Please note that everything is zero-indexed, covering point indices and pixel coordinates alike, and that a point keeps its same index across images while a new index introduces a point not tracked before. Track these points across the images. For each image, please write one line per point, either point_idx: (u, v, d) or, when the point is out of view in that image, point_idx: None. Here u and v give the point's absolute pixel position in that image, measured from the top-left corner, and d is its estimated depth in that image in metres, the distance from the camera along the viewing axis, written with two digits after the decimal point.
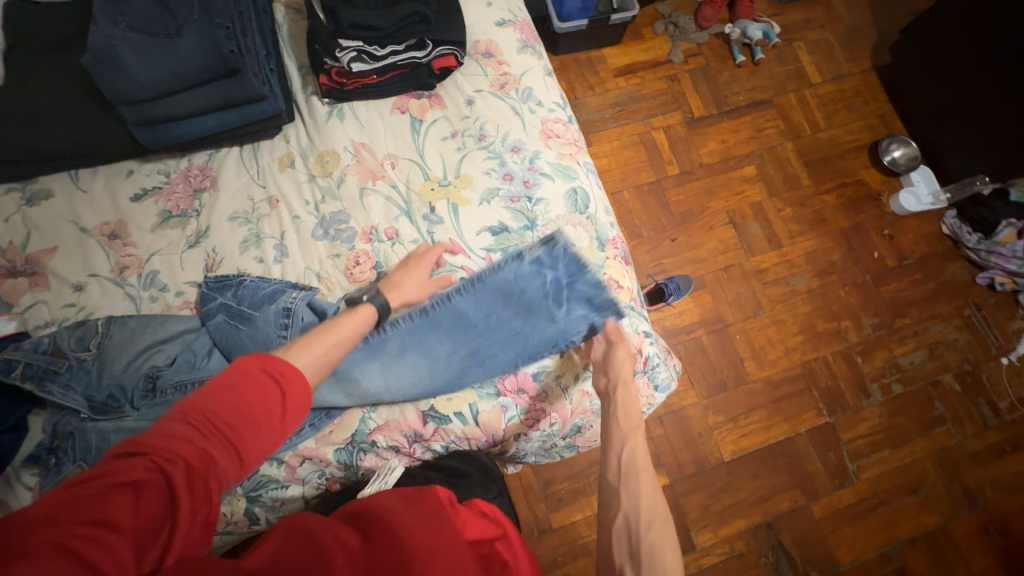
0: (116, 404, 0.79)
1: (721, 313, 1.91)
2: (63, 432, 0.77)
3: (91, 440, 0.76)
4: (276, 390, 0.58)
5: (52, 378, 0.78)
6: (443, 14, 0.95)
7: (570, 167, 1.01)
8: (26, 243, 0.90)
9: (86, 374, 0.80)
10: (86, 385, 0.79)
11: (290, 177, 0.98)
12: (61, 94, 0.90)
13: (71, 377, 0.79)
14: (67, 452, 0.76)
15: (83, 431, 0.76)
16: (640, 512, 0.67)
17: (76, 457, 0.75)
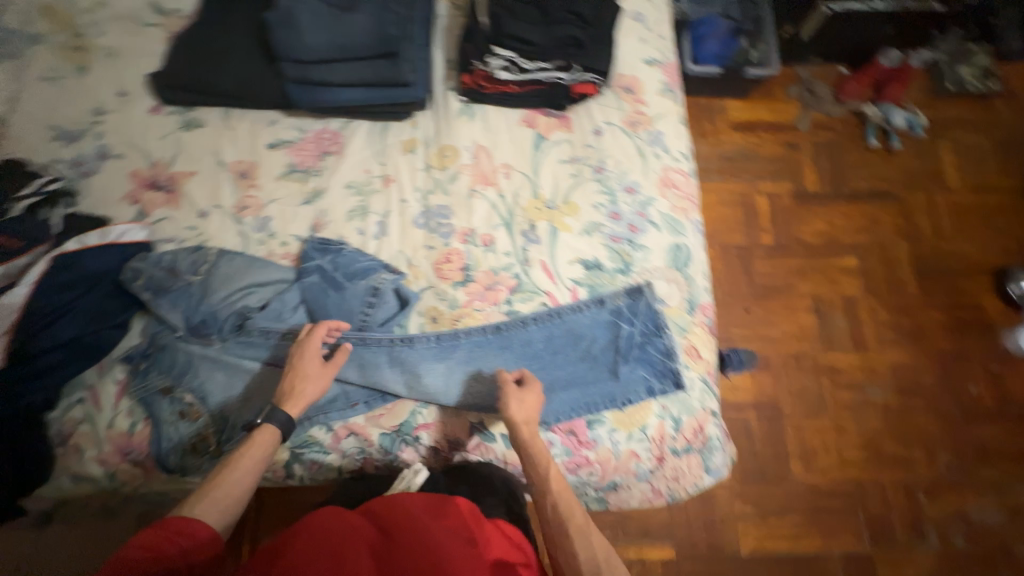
0: (208, 331, 0.86)
1: (779, 401, 1.78)
2: (158, 344, 0.85)
3: (182, 359, 0.84)
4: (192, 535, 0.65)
5: (161, 293, 0.85)
6: (598, 44, 0.96)
7: (680, 221, 0.97)
8: (172, 162, 0.99)
9: (190, 297, 0.86)
10: (187, 307, 0.86)
11: (408, 161, 1.02)
12: (240, 39, 0.99)
13: (175, 296, 0.85)
14: (157, 363, 0.84)
15: (177, 349, 0.84)
16: (579, 564, 0.70)
17: (166, 371, 0.83)
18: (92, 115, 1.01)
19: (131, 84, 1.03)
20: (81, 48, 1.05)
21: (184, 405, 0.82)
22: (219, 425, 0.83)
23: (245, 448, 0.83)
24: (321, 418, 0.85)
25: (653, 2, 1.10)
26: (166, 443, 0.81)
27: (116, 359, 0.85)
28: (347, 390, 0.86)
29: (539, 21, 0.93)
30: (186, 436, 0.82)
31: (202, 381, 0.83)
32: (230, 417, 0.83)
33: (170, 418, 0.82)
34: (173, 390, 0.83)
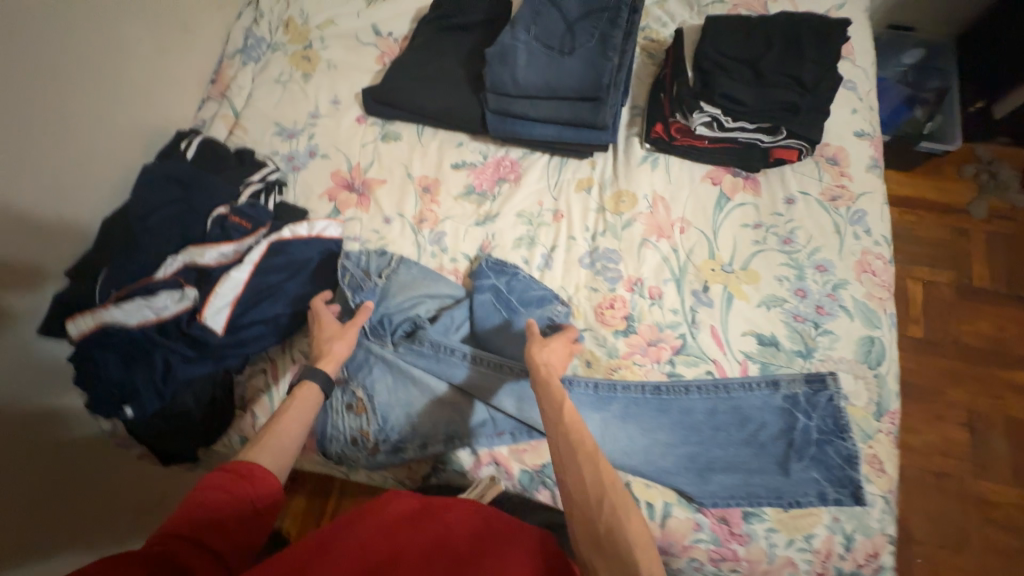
0: (383, 332, 0.90)
1: (909, 521, 1.54)
2: None
3: (359, 356, 0.90)
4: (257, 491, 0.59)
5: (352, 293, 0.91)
6: (812, 111, 0.90)
7: (875, 312, 0.88)
8: (368, 169, 1.08)
9: (373, 297, 0.92)
10: (370, 306, 0.91)
11: (581, 199, 1.02)
12: (449, 67, 1.07)
13: (363, 295, 0.91)
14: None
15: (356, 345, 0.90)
16: (585, 490, 0.59)
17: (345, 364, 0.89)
18: (309, 118, 1.13)
19: (343, 95, 1.15)
20: (307, 58, 1.19)
21: (353, 399, 0.88)
22: (379, 425, 0.87)
23: (399, 451, 0.86)
24: (470, 441, 0.86)
25: (866, 72, 1.03)
26: (331, 428, 0.88)
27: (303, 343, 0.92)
28: (496, 417, 0.86)
29: (751, 81, 0.90)
30: (350, 429, 0.88)
31: (371, 380, 0.88)
32: (390, 420, 0.87)
33: (339, 407, 0.88)
34: (347, 383, 0.89)
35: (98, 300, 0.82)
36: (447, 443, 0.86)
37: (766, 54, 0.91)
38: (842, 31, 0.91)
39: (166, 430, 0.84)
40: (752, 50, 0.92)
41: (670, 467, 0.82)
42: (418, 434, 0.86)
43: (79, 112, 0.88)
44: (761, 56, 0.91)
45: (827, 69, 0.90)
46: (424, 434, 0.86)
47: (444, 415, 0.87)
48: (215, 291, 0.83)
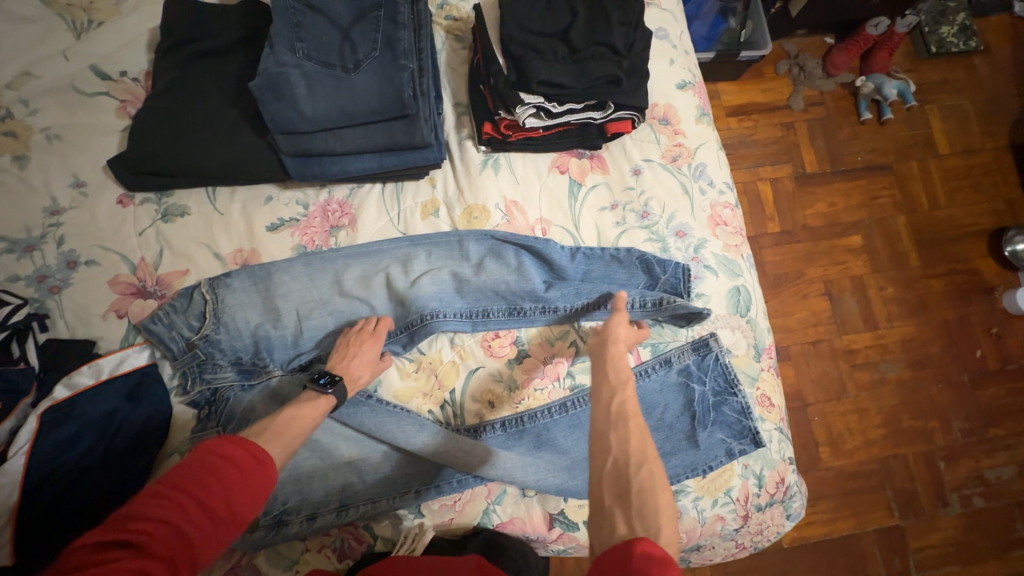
0: (262, 367, 0.81)
1: (803, 392, 1.79)
2: (216, 393, 0.79)
3: (238, 412, 0.78)
4: (258, 485, 0.57)
5: (205, 367, 0.80)
6: (634, 76, 0.85)
7: (735, 261, 0.92)
8: (158, 262, 0.85)
9: (237, 340, 0.82)
10: (238, 348, 0.82)
11: (431, 226, 0.91)
12: (215, 108, 0.84)
13: (216, 356, 0.80)
14: (216, 412, 0.78)
15: (234, 401, 0.78)
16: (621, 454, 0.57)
17: (224, 424, 0.77)
18: (46, 217, 0.84)
19: (87, 172, 0.87)
20: (11, 133, 0.86)
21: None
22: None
23: (280, 530, 0.74)
24: (365, 511, 0.77)
25: (673, 14, 1.00)
26: None
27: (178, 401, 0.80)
28: (399, 473, 0.80)
29: (567, 59, 0.81)
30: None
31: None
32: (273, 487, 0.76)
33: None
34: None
35: None
36: (338, 513, 0.76)
37: (573, 23, 0.82)
38: None
39: None
40: (557, 21, 0.82)
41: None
42: (307, 501, 0.76)
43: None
44: (569, 27, 0.82)
45: (635, 28, 0.85)
46: (314, 502, 0.76)
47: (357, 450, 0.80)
48: None
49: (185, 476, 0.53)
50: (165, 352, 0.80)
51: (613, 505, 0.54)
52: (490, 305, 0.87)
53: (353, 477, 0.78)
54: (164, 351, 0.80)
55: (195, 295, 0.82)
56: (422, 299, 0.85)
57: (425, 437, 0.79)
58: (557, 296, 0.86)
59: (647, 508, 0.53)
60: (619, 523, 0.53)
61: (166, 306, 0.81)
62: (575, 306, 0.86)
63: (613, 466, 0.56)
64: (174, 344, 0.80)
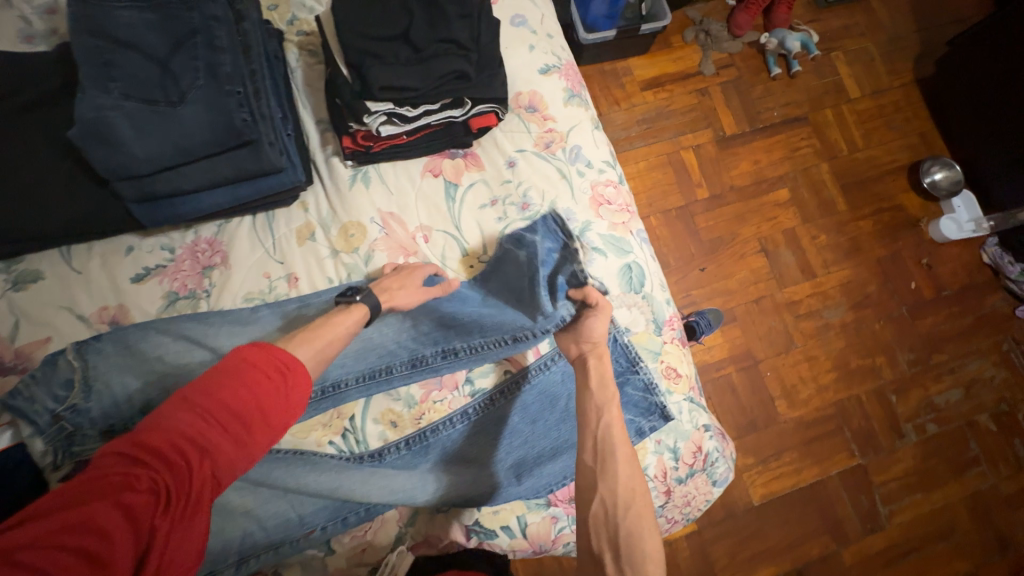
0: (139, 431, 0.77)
1: (753, 350, 1.77)
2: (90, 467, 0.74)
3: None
4: (292, 394, 0.55)
5: (75, 438, 0.74)
6: (486, 69, 0.84)
7: (623, 238, 0.91)
8: (13, 334, 0.79)
9: (105, 408, 0.76)
10: (107, 415, 0.75)
11: (309, 251, 0.87)
12: (48, 162, 0.79)
13: (85, 426, 0.75)
14: None
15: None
16: (616, 489, 0.62)
17: None
18: None
19: None
20: None
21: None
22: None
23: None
24: (269, 558, 0.74)
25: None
26: None
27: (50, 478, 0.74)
28: (304, 513, 0.75)
29: (411, 59, 0.79)
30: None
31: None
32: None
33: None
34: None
35: None
36: (239, 564, 0.73)
37: (410, 22, 0.79)
38: None
39: None
40: (394, 22, 0.80)
41: (504, 485, 0.78)
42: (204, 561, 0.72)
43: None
44: (407, 28, 0.79)
45: (479, 19, 0.83)
46: (210, 560, 0.72)
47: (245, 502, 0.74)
48: None
49: (214, 381, 0.51)
50: (25, 426, 0.73)
51: (602, 543, 0.61)
52: (392, 360, 0.80)
53: (252, 526, 0.73)
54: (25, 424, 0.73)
55: (60, 361, 0.76)
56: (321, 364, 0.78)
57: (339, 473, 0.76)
58: (454, 338, 0.81)
59: (637, 552, 0.59)
60: (610, 570, 0.59)
61: (27, 377, 0.75)
62: (467, 311, 0.82)
63: (600, 504, 0.62)
64: (37, 417, 0.73)
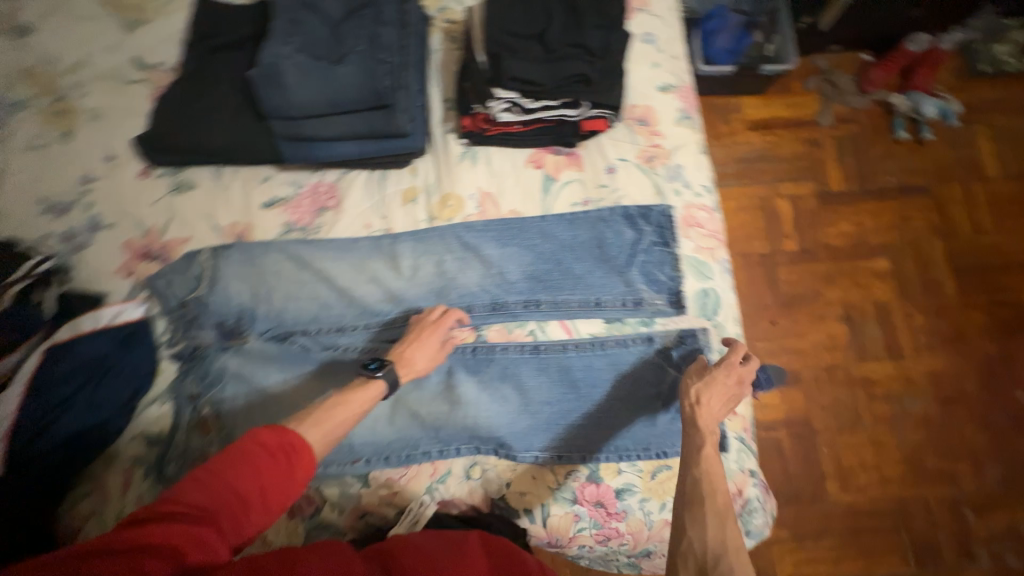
0: (241, 331, 0.88)
1: (811, 419, 1.64)
2: (198, 352, 0.86)
3: (214, 371, 0.85)
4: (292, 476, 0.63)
5: (192, 323, 0.87)
6: (609, 77, 0.87)
7: (707, 264, 0.90)
8: (165, 229, 0.95)
9: (220, 304, 0.88)
10: (219, 311, 0.88)
11: (410, 212, 0.96)
12: (226, 94, 0.93)
13: (202, 316, 0.87)
14: (195, 369, 0.85)
15: (212, 358, 0.85)
16: (705, 539, 0.62)
17: (199, 381, 0.84)
18: (83, 184, 0.97)
19: (119, 148, 0.99)
20: (64, 112, 1.01)
21: (201, 418, 0.83)
22: (224, 448, 0.82)
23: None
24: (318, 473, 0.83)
25: (663, 19, 1.02)
26: (174, 448, 0.81)
27: (166, 352, 0.87)
28: (355, 441, 0.84)
29: (542, 58, 0.85)
30: (189, 452, 0.81)
31: (223, 398, 0.84)
32: (234, 441, 0.82)
33: (184, 429, 0.82)
34: (199, 399, 0.84)
35: None
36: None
37: (548, 26, 0.85)
38: None
39: None
40: (535, 22, 0.86)
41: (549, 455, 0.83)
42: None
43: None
44: (545, 29, 0.85)
45: (613, 29, 0.87)
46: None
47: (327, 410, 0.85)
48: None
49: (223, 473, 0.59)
50: (161, 304, 0.88)
51: None
52: (473, 301, 0.90)
53: None
54: (161, 303, 0.88)
55: (196, 258, 0.90)
56: (409, 300, 0.91)
57: (385, 404, 0.85)
58: (539, 290, 0.89)
59: None
60: None
61: (170, 264, 0.90)
62: (549, 286, 0.89)
63: (690, 554, 0.61)
64: (168, 298, 0.88)
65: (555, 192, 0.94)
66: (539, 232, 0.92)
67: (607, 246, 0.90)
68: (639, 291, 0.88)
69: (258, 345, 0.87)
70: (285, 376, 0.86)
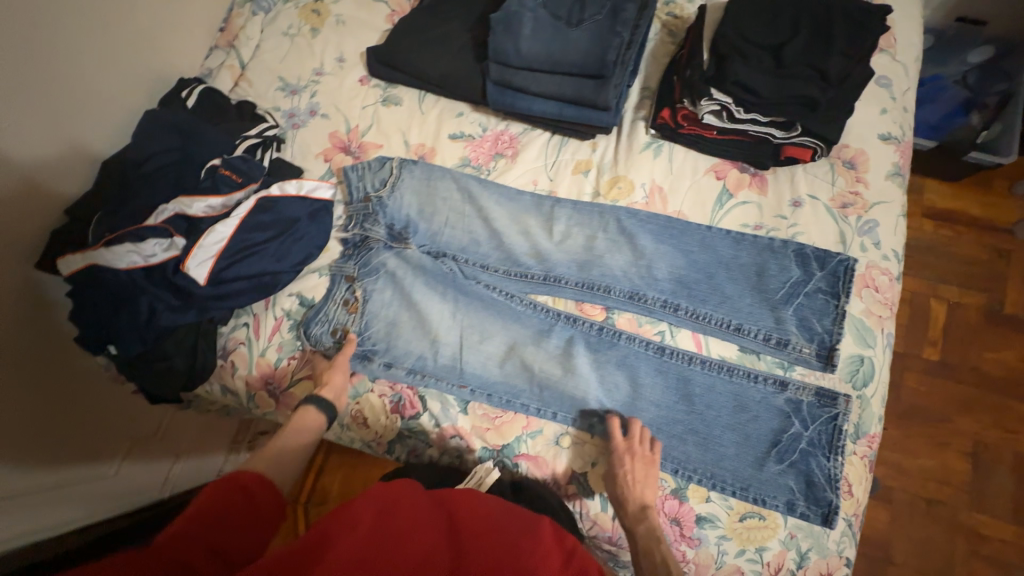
0: (404, 238, 0.96)
1: (890, 548, 1.37)
2: (366, 242, 0.95)
3: (376, 263, 0.94)
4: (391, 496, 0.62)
5: (368, 218, 0.96)
6: (835, 109, 0.82)
7: (871, 331, 0.83)
8: (366, 132, 1.06)
9: (393, 209, 0.97)
10: (393, 215, 0.97)
11: (577, 182, 0.98)
12: (456, 31, 1.03)
13: (377, 214, 0.96)
14: (358, 256, 0.95)
15: (376, 252, 0.94)
16: None
17: (359, 267, 0.93)
18: (313, 75, 1.11)
19: (349, 53, 1.12)
20: (317, 11, 1.16)
21: (350, 298, 0.92)
22: (361, 331, 0.91)
23: (365, 363, 0.90)
24: (429, 383, 0.89)
25: (906, 68, 0.94)
26: (321, 313, 0.91)
27: (337, 234, 0.99)
28: (467, 370, 0.89)
29: (771, 71, 0.82)
30: (333, 321, 0.91)
31: (374, 290, 0.93)
32: (370, 329, 0.91)
33: (334, 302, 0.92)
34: (354, 282, 0.93)
35: (90, 239, 0.83)
36: (407, 374, 0.89)
37: (791, 39, 0.82)
38: (881, 18, 0.81)
39: (147, 374, 0.86)
40: (776, 34, 0.84)
41: None
42: (390, 352, 0.90)
43: (76, 43, 0.86)
44: (786, 42, 0.83)
45: (858, 62, 0.82)
46: (394, 354, 0.90)
47: (453, 334, 0.91)
48: (194, 254, 0.84)
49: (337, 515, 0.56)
50: (347, 195, 0.99)
51: None
52: (613, 284, 0.91)
53: (431, 357, 0.90)
54: (348, 194, 0.99)
55: (387, 164, 0.99)
56: (552, 262, 0.93)
57: (505, 350, 0.90)
58: (682, 296, 0.88)
59: None
60: None
61: (364, 162, 1.00)
62: (693, 295, 0.88)
63: None
64: (355, 192, 0.98)
65: (728, 206, 0.91)
66: (700, 240, 0.90)
67: (768, 277, 0.86)
68: (788, 332, 0.83)
69: (417, 255, 0.94)
70: (427, 292, 0.93)
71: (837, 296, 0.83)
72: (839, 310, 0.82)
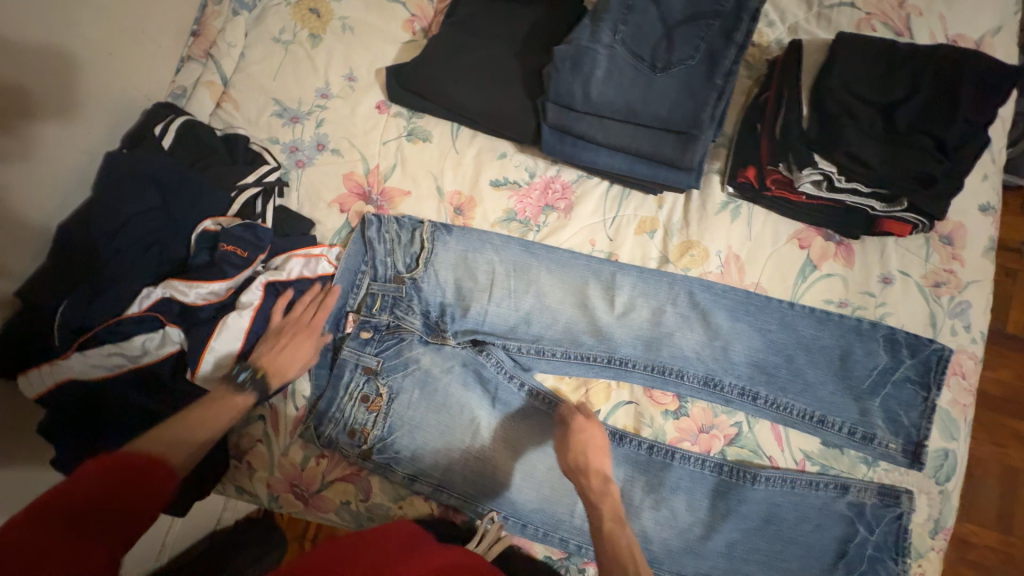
0: (443, 328, 0.82)
1: None
2: (394, 327, 0.82)
3: (406, 357, 0.82)
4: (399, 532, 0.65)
5: (399, 303, 0.82)
6: (952, 185, 0.72)
7: (956, 422, 0.78)
8: (389, 174, 0.88)
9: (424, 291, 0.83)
10: (426, 304, 0.83)
11: (641, 244, 0.86)
12: (500, 56, 0.86)
13: (412, 300, 0.82)
14: (379, 342, 0.81)
15: (407, 345, 0.82)
16: None
17: (388, 363, 0.81)
18: (317, 97, 0.90)
19: (361, 71, 0.92)
20: (316, 11, 0.93)
21: (373, 392, 0.80)
22: (383, 434, 0.79)
23: (387, 471, 0.78)
24: (458, 499, 0.78)
25: (1002, 125, 0.85)
26: (336, 410, 0.79)
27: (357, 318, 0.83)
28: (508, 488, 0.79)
29: (882, 137, 0.72)
30: (349, 422, 0.78)
31: (400, 386, 0.81)
32: (395, 435, 0.79)
33: (351, 398, 0.79)
34: (375, 375, 0.80)
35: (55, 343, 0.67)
36: (433, 489, 0.78)
37: (909, 100, 0.71)
38: (1018, 78, 0.70)
39: None
40: (890, 92, 0.72)
41: (703, 550, 0.77)
42: (416, 462, 0.79)
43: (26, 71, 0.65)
44: (901, 103, 0.72)
45: (980, 130, 0.71)
46: (424, 462, 0.79)
47: (498, 438, 0.81)
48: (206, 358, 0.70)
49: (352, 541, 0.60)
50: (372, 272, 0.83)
51: None
52: (686, 367, 0.81)
53: (468, 470, 0.79)
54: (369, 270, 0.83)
55: (417, 234, 0.83)
56: (615, 341, 0.82)
57: (548, 466, 0.81)
58: (761, 383, 0.80)
59: None
60: None
61: (391, 231, 0.83)
62: (772, 386, 0.80)
63: None
64: (383, 269, 0.82)
65: (810, 280, 0.82)
66: (779, 318, 0.81)
67: (850, 364, 0.79)
68: (874, 426, 0.78)
69: (457, 351, 0.83)
70: (468, 393, 0.82)
71: (927, 390, 0.77)
72: (925, 404, 0.77)
